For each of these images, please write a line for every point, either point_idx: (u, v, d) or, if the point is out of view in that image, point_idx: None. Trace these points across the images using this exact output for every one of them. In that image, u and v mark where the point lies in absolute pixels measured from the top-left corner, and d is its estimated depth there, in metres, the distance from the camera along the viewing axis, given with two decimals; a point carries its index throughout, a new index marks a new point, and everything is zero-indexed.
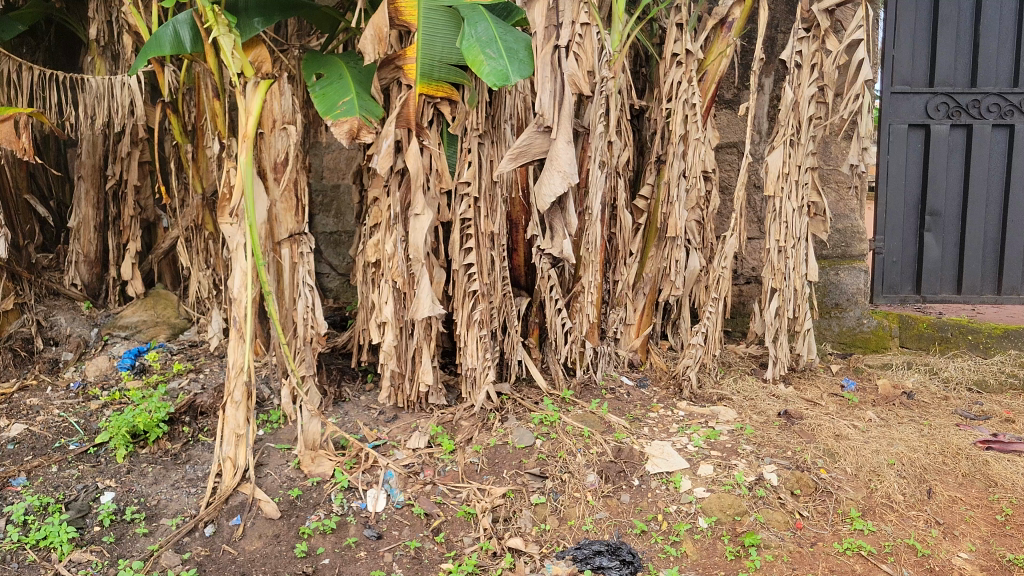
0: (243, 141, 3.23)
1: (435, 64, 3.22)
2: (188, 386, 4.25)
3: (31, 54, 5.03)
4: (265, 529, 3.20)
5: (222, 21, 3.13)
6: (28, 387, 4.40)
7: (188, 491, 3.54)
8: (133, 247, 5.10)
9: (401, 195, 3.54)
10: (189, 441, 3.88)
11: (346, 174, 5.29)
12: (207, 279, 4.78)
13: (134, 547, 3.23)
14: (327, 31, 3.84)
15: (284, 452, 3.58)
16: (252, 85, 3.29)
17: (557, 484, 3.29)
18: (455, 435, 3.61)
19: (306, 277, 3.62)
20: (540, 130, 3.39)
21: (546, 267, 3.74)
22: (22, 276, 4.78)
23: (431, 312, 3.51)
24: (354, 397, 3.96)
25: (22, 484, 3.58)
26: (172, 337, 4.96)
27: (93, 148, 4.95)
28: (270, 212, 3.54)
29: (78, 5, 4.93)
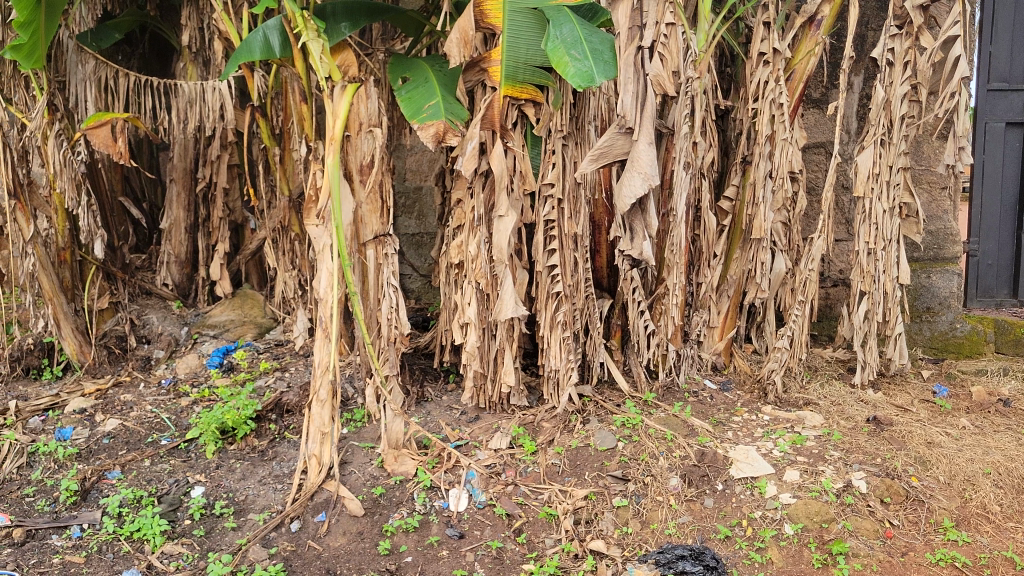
0: (330, 144, 3.27)
1: (520, 66, 3.23)
2: (274, 384, 4.33)
3: (126, 61, 5.19)
4: (349, 526, 3.25)
5: (312, 26, 3.20)
6: (122, 383, 4.58)
7: (275, 487, 3.60)
8: (222, 248, 5.18)
9: (485, 196, 3.57)
10: (275, 438, 3.95)
11: (429, 176, 5.34)
12: (294, 280, 4.83)
13: (223, 540, 3.31)
14: (411, 34, 3.85)
15: (368, 450, 3.62)
16: (340, 89, 3.33)
17: (640, 487, 3.28)
18: (537, 437, 3.63)
19: (390, 278, 3.68)
20: (622, 131, 3.37)
21: (628, 268, 3.73)
22: (116, 276, 5.01)
23: (514, 312, 3.53)
24: (437, 397, 4.00)
25: (117, 477, 3.73)
26: (259, 336, 5.03)
27: (184, 151, 5.09)
28: (355, 214, 3.59)
29: (170, 12, 5.05)
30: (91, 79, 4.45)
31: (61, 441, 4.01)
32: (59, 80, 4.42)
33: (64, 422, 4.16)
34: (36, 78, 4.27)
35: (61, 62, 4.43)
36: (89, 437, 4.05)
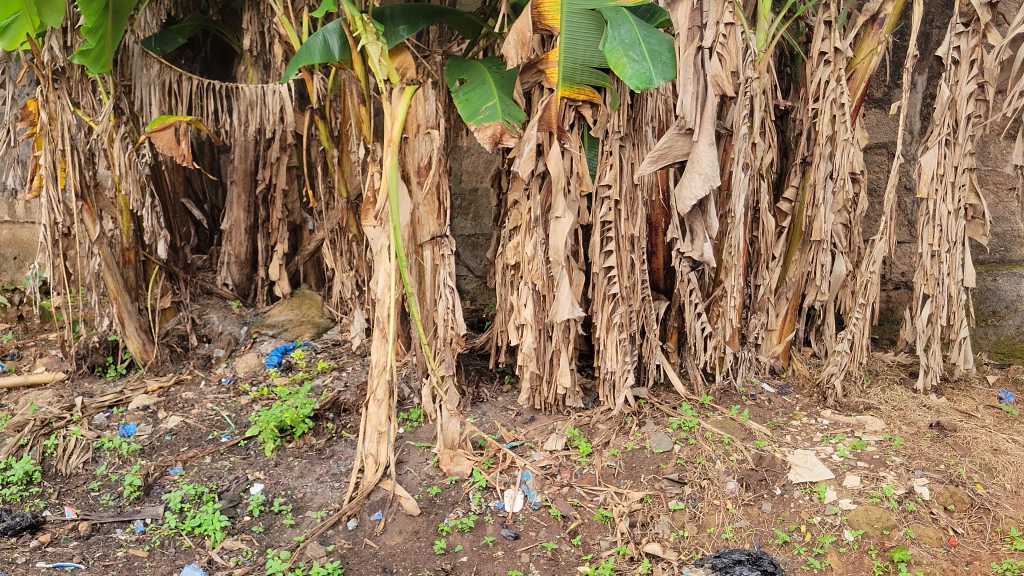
0: (389, 145, 3.31)
1: (577, 68, 3.22)
2: (331, 383, 4.36)
3: (189, 65, 5.29)
4: (405, 525, 3.28)
5: (371, 29, 3.24)
6: (184, 381, 4.67)
7: (332, 485, 3.64)
8: (280, 249, 5.23)
9: (542, 198, 3.57)
10: (333, 437, 3.99)
11: (484, 177, 5.35)
12: (351, 280, 4.83)
13: (282, 537, 3.36)
14: (469, 36, 3.88)
15: (423, 450, 3.65)
16: (398, 92, 3.35)
17: (696, 491, 3.26)
18: (592, 438, 3.62)
19: (447, 279, 3.68)
20: (682, 132, 3.36)
21: (685, 270, 3.70)
22: (179, 276, 5.11)
23: (570, 314, 3.52)
24: (493, 397, 4.01)
25: (179, 473, 3.81)
26: (317, 336, 5.08)
27: (245, 153, 5.12)
28: (412, 215, 3.62)
29: (232, 16, 5.14)
30: (156, 83, 4.56)
31: (125, 437, 4.10)
32: (124, 84, 4.50)
33: (128, 418, 4.26)
34: (103, 82, 4.37)
35: (127, 67, 4.50)
36: (152, 433, 4.14)
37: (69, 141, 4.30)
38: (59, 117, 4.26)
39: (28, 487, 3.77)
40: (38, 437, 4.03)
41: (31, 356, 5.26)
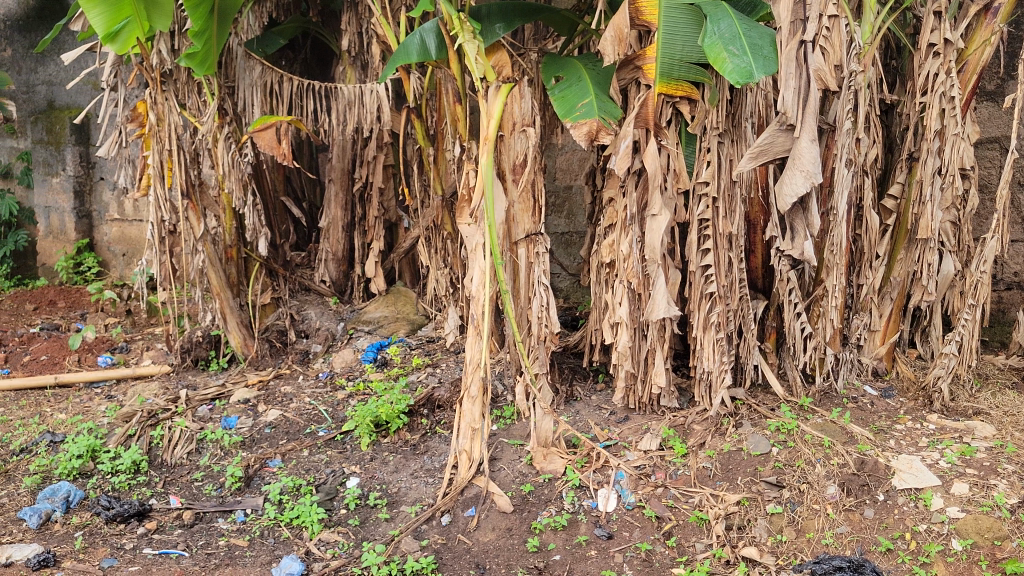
0: (485, 143, 3.32)
1: (675, 63, 3.20)
2: (425, 379, 4.38)
3: (289, 66, 5.42)
4: (498, 522, 3.30)
5: (468, 28, 3.26)
6: (283, 375, 4.78)
7: (426, 480, 3.66)
8: (376, 246, 5.27)
9: (638, 195, 3.54)
10: (427, 432, 3.99)
11: (579, 175, 5.33)
12: (445, 278, 4.88)
13: (377, 531, 3.41)
14: (565, 33, 3.84)
15: (516, 447, 3.65)
16: (494, 90, 3.38)
17: (794, 495, 3.18)
18: (688, 439, 3.57)
19: (541, 276, 3.68)
20: (783, 128, 3.29)
21: (785, 269, 3.63)
22: (278, 273, 5.23)
23: (666, 312, 3.51)
24: (586, 396, 3.99)
25: (278, 465, 3.90)
26: (411, 332, 5.07)
27: (342, 152, 5.23)
28: (507, 213, 3.62)
29: (332, 18, 5.23)
30: (258, 84, 4.66)
31: (227, 429, 4.21)
32: (229, 86, 4.62)
33: (229, 411, 4.38)
34: (208, 84, 4.51)
35: (231, 69, 4.64)
36: (252, 426, 4.24)
37: (176, 141, 4.45)
38: (166, 118, 4.41)
39: (135, 476, 3.91)
40: (145, 427, 4.18)
41: (138, 350, 5.46)
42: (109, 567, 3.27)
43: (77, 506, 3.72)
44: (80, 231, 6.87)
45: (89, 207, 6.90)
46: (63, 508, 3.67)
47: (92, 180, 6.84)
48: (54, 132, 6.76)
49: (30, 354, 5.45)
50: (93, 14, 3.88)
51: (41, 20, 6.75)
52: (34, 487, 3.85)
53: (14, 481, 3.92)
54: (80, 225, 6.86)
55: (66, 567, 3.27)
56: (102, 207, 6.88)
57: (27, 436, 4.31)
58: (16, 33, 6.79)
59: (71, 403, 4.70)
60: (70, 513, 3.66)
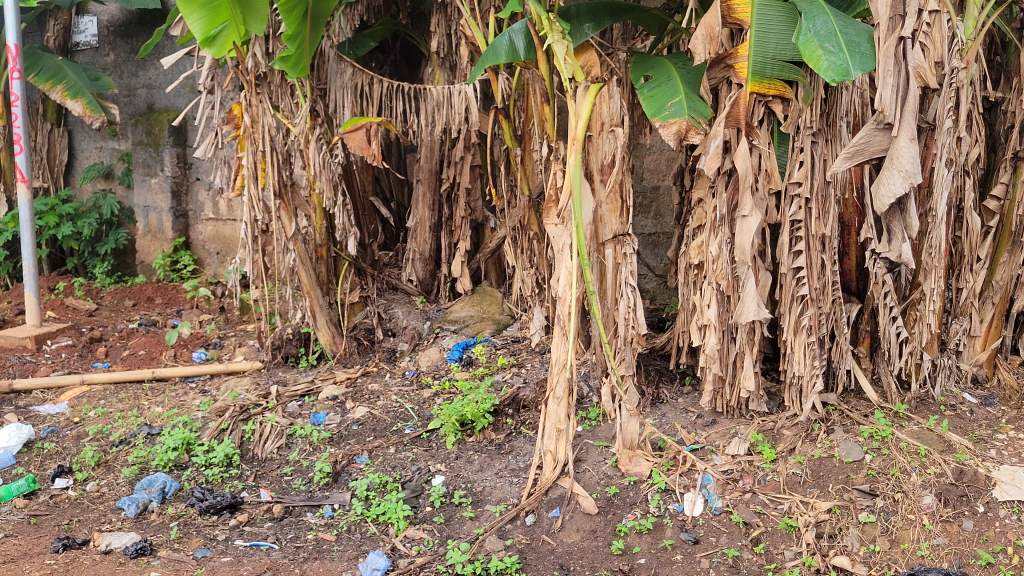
0: (573, 144, 3.34)
1: (768, 61, 3.14)
2: (511, 379, 4.38)
3: (380, 68, 5.49)
4: (582, 523, 3.30)
5: (557, 28, 3.29)
6: (370, 373, 4.84)
7: (511, 480, 3.66)
8: (463, 246, 5.29)
9: (728, 196, 3.50)
10: (512, 432, 3.98)
11: (667, 175, 5.25)
12: (531, 278, 4.86)
13: (462, 529, 3.44)
14: (654, 32, 3.81)
15: (602, 449, 3.62)
16: (583, 89, 3.38)
17: (889, 504, 3.11)
18: (777, 444, 3.49)
19: (628, 277, 3.63)
20: (881, 126, 3.20)
21: (880, 272, 3.54)
22: (367, 272, 5.32)
23: (755, 315, 3.45)
24: (673, 399, 3.93)
25: (365, 462, 3.95)
26: (497, 332, 5.06)
27: (430, 153, 5.23)
28: (595, 214, 3.61)
29: (421, 20, 5.28)
30: (348, 86, 4.75)
31: (316, 425, 4.29)
32: (321, 88, 4.71)
33: (318, 407, 4.46)
34: (301, 87, 4.60)
35: (323, 71, 4.71)
36: (340, 422, 4.30)
37: (269, 142, 4.56)
38: (260, 120, 4.54)
39: (228, 470, 4.02)
40: (237, 422, 4.29)
41: (231, 346, 5.59)
42: (202, 557, 3.38)
43: (173, 497, 3.85)
44: (176, 231, 7.06)
45: (186, 206, 7.10)
46: (160, 498, 3.81)
47: (189, 180, 7.04)
48: (153, 134, 6.98)
49: (129, 348, 5.64)
50: (192, 18, 3.99)
51: (142, 25, 6.99)
52: (133, 477, 4.02)
53: (113, 471, 4.11)
54: (177, 224, 7.06)
55: (161, 555, 3.39)
56: (198, 207, 7.07)
57: (126, 428, 4.47)
58: (119, 38, 7.06)
59: (167, 396, 4.84)
60: (166, 503, 3.80)
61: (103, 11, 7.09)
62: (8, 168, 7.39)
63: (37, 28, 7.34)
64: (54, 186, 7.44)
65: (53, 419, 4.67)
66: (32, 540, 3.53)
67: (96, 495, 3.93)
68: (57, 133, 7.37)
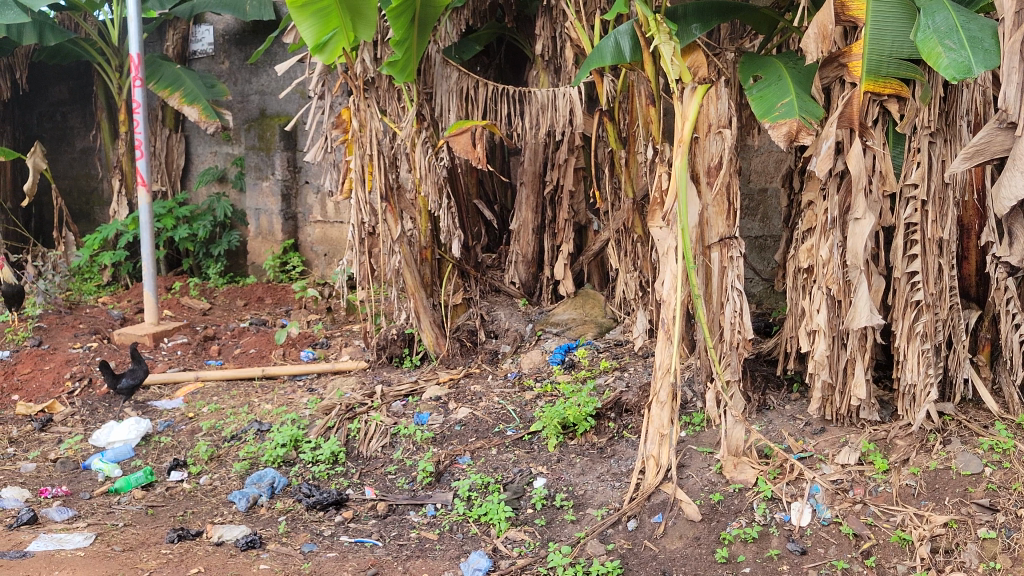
0: (679, 145, 3.30)
1: (884, 60, 3.07)
2: (613, 383, 4.34)
3: (484, 71, 5.53)
4: (686, 530, 3.26)
5: (664, 29, 3.27)
6: (473, 374, 4.87)
7: (613, 484, 3.63)
8: (566, 249, 5.27)
9: (840, 199, 3.42)
10: (614, 436, 3.96)
11: (775, 176, 5.05)
12: (635, 281, 4.79)
13: (563, 532, 3.45)
14: (764, 32, 3.73)
15: (706, 455, 3.58)
16: (690, 91, 3.34)
17: (1010, 520, 2.99)
18: (890, 454, 3.39)
19: (735, 280, 3.57)
20: (1003, 125, 3.06)
21: (1001, 277, 3.40)
22: (470, 274, 5.35)
23: (868, 321, 3.34)
24: (780, 405, 3.84)
25: (467, 462, 3.99)
26: (599, 335, 5.02)
27: (534, 155, 5.28)
28: (701, 216, 3.56)
29: (526, 23, 5.30)
30: (454, 91, 4.79)
31: (419, 425, 4.33)
32: (427, 92, 4.77)
33: (422, 408, 4.51)
34: (407, 91, 4.69)
35: (430, 76, 4.84)
36: (443, 423, 4.34)
37: (376, 146, 4.64)
38: (368, 124, 4.63)
39: (334, 467, 4.11)
40: (343, 420, 4.38)
41: (337, 346, 5.71)
42: (309, 552, 3.46)
43: (281, 492, 3.96)
44: (286, 232, 7.27)
45: (295, 209, 7.28)
46: (269, 493, 3.93)
47: (298, 183, 7.21)
48: (265, 138, 7.19)
49: (241, 346, 5.82)
50: (304, 26, 4.10)
51: (255, 33, 7.20)
52: (243, 472, 4.15)
53: (225, 465, 4.25)
54: (286, 226, 7.26)
55: (270, 549, 3.49)
56: (306, 209, 7.24)
57: (237, 424, 4.61)
58: (233, 46, 7.30)
59: (276, 394, 4.97)
60: (275, 498, 3.91)
61: (219, 20, 7.33)
62: (130, 172, 7.68)
63: (157, 37, 7.64)
64: (171, 189, 7.68)
65: (170, 414, 4.86)
66: (149, 530, 3.67)
67: (209, 489, 4.07)
68: (175, 138, 7.63)
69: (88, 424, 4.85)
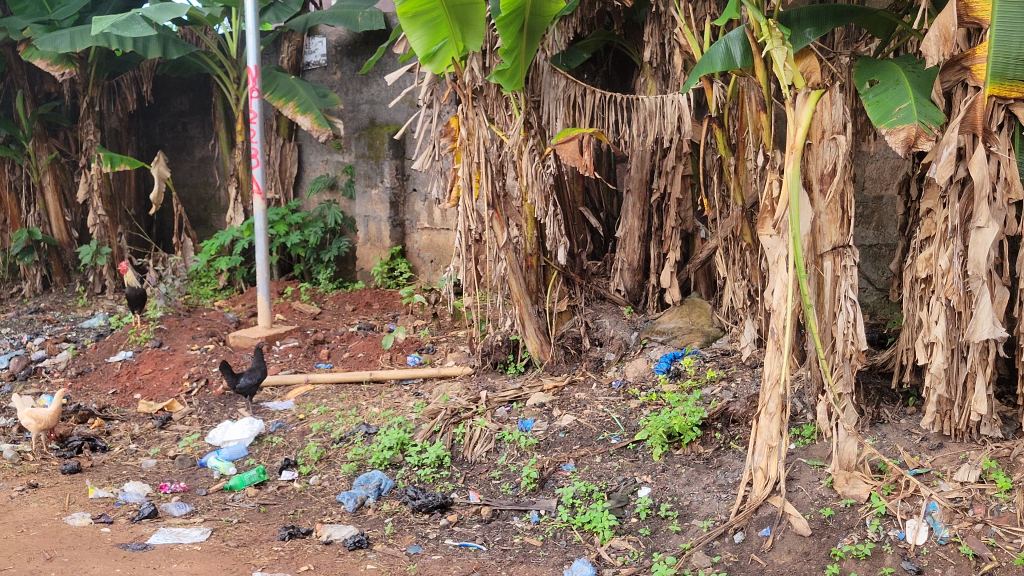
0: (791, 152, 3.27)
1: (1010, 62, 2.94)
2: (721, 393, 4.27)
3: (591, 79, 5.56)
4: (795, 544, 3.20)
5: (777, 34, 3.21)
6: (577, 381, 4.87)
7: (719, 495, 3.58)
8: (672, 257, 5.17)
9: (961, 207, 3.30)
10: (721, 447, 3.89)
11: (891, 184, 4.90)
12: (743, 289, 4.71)
13: (668, 543, 3.42)
14: (881, 35, 3.64)
15: (816, 468, 3.49)
16: (803, 96, 3.32)
17: None
18: (1013, 473, 3.24)
19: (849, 291, 3.48)
20: None
21: None
22: (575, 281, 5.34)
23: (990, 334, 3.23)
24: (895, 419, 3.72)
25: (571, 470, 3.98)
26: (706, 344, 4.96)
27: (641, 163, 5.19)
28: (813, 224, 3.49)
29: (634, 30, 5.28)
30: (562, 99, 4.77)
31: (523, 431, 4.35)
32: (535, 100, 4.81)
33: (526, 414, 4.52)
34: (515, 100, 4.73)
35: (537, 84, 4.83)
36: (547, 429, 4.34)
37: (484, 153, 4.73)
38: (475, 132, 4.73)
39: (439, 470, 4.17)
40: (448, 425, 4.43)
41: (443, 351, 5.78)
42: (415, 554, 3.51)
43: (388, 494, 4.03)
44: (393, 239, 7.39)
45: (403, 216, 7.42)
46: (376, 494, 4.00)
47: (406, 191, 7.37)
48: (375, 147, 7.34)
49: (350, 350, 5.96)
50: (414, 36, 4.22)
51: (366, 44, 7.35)
52: (351, 472, 4.24)
53: (334, 466, 4.35)
54: (394, 233, 7.39)
55: (377, 549, 3.56)
56: (414, 217, 7.35)
57: (345, 426, 4.71)
58: (345, 57, 7.48)
59: (383, 398, 5.07)
60: (382, 500, 3.99)
61: (331, 32, 7.52)
62: (246, 180, 7.94)
63: (273, 50, 7.89)
64: (285, 196, 7.93)
65: (281, 415, 5.01)
66: (261, 527, 3.79)
67: (318, 489, 4.17)
68: (289, 147, 7.87)
69: (204, 423, 5.04)
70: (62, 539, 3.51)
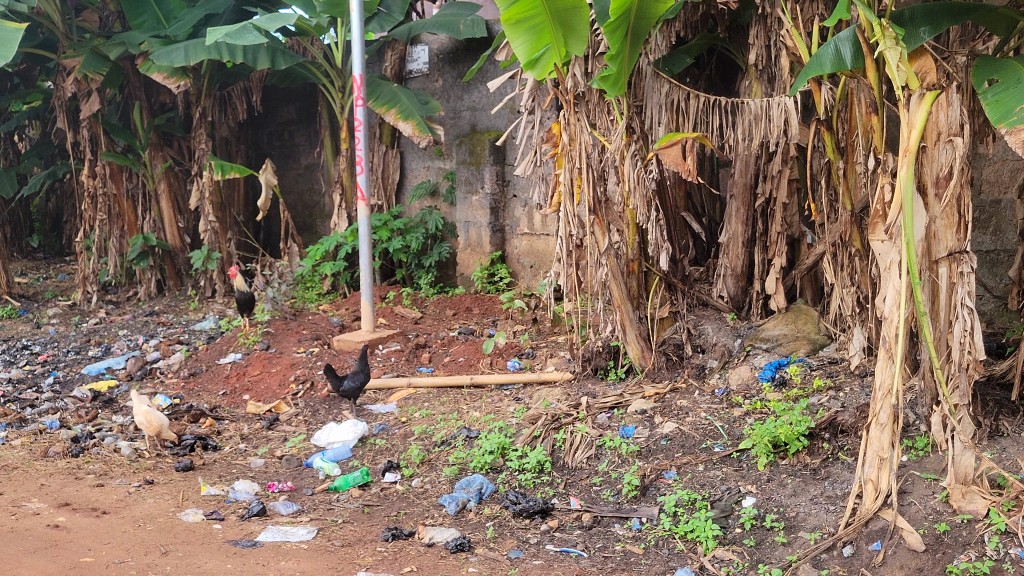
0: (905, 155, 3.20)
1: None
2: (828, 402, 4.18)
3: (694, 83, 5.48)
4: (907, 560, 3.10)
5: (890, 34, 3.13)
6: (679, 389, 4.81)
7: (827, 507, 3.49)
8: (778, 263, 5.07)
9: None
10: (829, 458, 3.79)
11: (1010, 187, 4.72)
12: (851, 296, 4.60)
13: (774, 554, 3.36)
14: (1000, 33, 3.50)
15: (930, 482, 3.38)
16: (917, 98, 3.22)
17: None
18: None
19: (965, 298, 3.36)
20: None
21: None
22: (678, 287, 5.22)
23: None
24: (1016, 432, 3.58)
25: (673, 478, 3.94)
26: (812, 352, 4.85)
27: (746, 167, 5.12)
28: (927, 229, 3.38)
29: (739, 32, 5.19)
30: (665, 103, 4.72)
31: (625, 438, 4.32)
32: (637, 105, 4.75)
33: (627, 420, 4.49)
34: (618, 104, 4.71)
35: (640, 89, 4.75)
36: (649, 436, 4.30)
37: (585, 159, 4.76)
38: (577, 138, 4.77)
39: (540, 475, 4.17)
40: (549, 430, 4.44)
41: (543, 356, 5.80)
42: (516, 558, 3.53)
43: (489, 498, 4.07)
44: (493, 244, 7.44)
45: (503, 222, 7.46)
46: (477, 498, 4.04)
47: (507, 197, 7.39)
48: (476, 152, 7.40)
49: (450, 355, 6.01)
50: (517, 42, 4.26)
51: (468, 51, 7.42)
52: (452, 476, 4.28)
53: (435, 469, 4.40)
54: (494, 238, 7.42)
55: (479, 552, 3.58)
56: (514, 222, 7.39)
57: (447, 429, 4.76)
58: (447, 65, 7.58)
59: (484, 402, 5.10)
60: (482, 504, 4.02)
61: (434, 40, 7.63)
62: (349, 186, 8.09)
63: (377, 59, 8.05)
64: (387, 203, 8.06)
65: (384, 418, 5.11)
66: (365, 527, 3.86)
67: (420, 491, 4.23)
68: (391, 154, 8.01)
69: (310, 424, 5.16)
70: (176, 534, 3.64)
